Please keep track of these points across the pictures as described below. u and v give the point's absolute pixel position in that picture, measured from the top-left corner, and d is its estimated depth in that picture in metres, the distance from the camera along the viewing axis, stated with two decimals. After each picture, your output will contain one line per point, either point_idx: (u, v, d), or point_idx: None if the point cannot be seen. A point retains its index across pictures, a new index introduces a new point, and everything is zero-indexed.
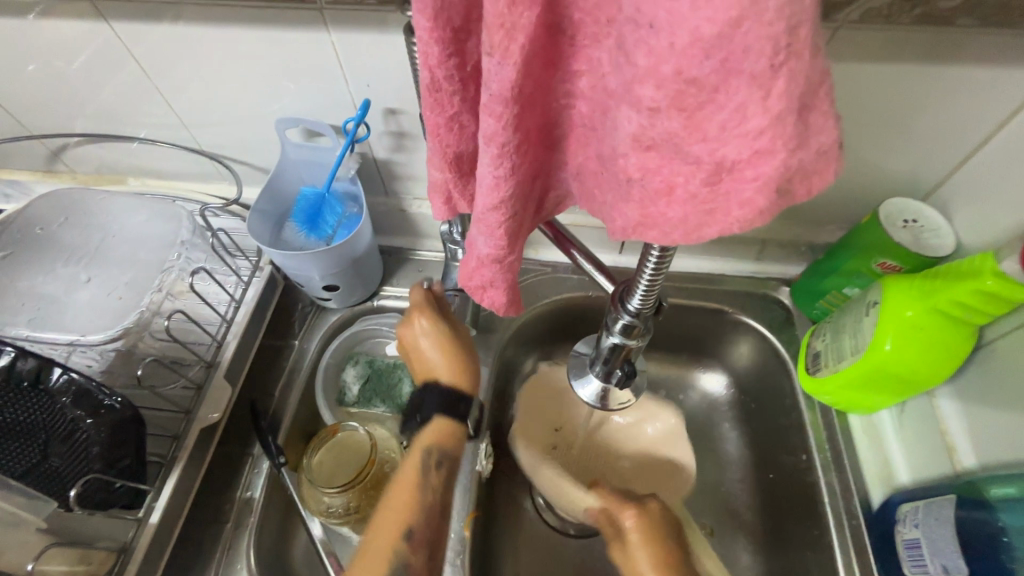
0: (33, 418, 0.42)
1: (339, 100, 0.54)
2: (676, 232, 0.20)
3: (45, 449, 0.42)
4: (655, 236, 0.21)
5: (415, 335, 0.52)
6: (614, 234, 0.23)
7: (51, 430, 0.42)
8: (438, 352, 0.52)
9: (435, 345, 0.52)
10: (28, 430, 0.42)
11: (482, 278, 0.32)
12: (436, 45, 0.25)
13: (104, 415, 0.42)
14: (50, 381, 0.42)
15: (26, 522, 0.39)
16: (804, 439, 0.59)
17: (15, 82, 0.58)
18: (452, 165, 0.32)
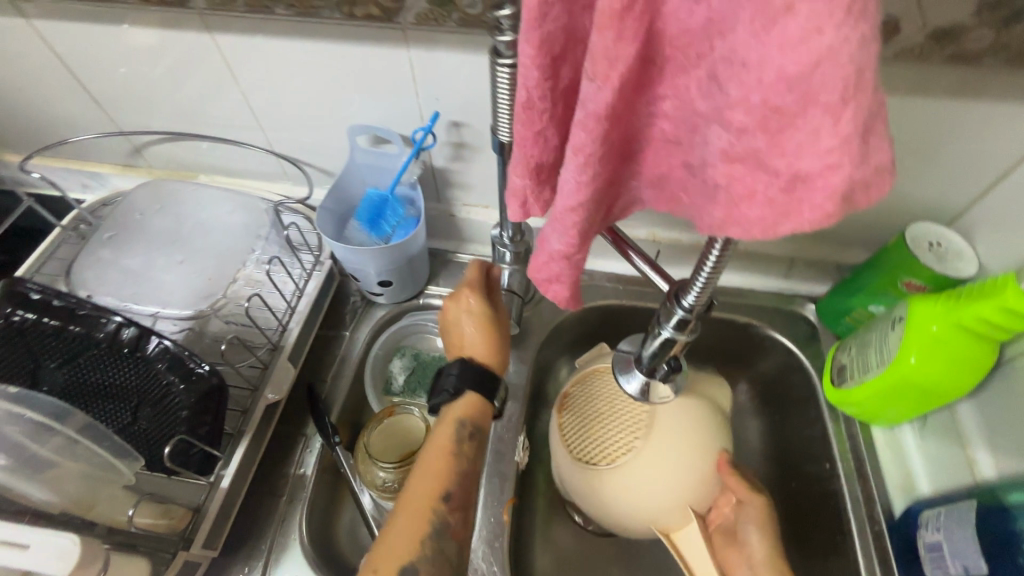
0: (128, 383, 0.47)
1: (408, 111, 0.59)
2: (756, 228, 0.24)
3: (136, 411, 0.47)
4: (737, 233, 0.25)
5: (461, 311, 0.56)
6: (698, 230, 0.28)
7: (144, 394, 0.47)
8: (477, 329, 0.55)
9: (476, 324, 0.55)
10: (124, 391, 0.47)
11: (550, 272, 0.37)
12: (536, 70, 0.30)
13: (194, 381, 0.47)
14: (148, 348, 0.47)
15: (121, 475, 0.44)
16: (828, 448, 0.62)
17: (116, 83, 0.64)
18: (531, 173, 0.36)
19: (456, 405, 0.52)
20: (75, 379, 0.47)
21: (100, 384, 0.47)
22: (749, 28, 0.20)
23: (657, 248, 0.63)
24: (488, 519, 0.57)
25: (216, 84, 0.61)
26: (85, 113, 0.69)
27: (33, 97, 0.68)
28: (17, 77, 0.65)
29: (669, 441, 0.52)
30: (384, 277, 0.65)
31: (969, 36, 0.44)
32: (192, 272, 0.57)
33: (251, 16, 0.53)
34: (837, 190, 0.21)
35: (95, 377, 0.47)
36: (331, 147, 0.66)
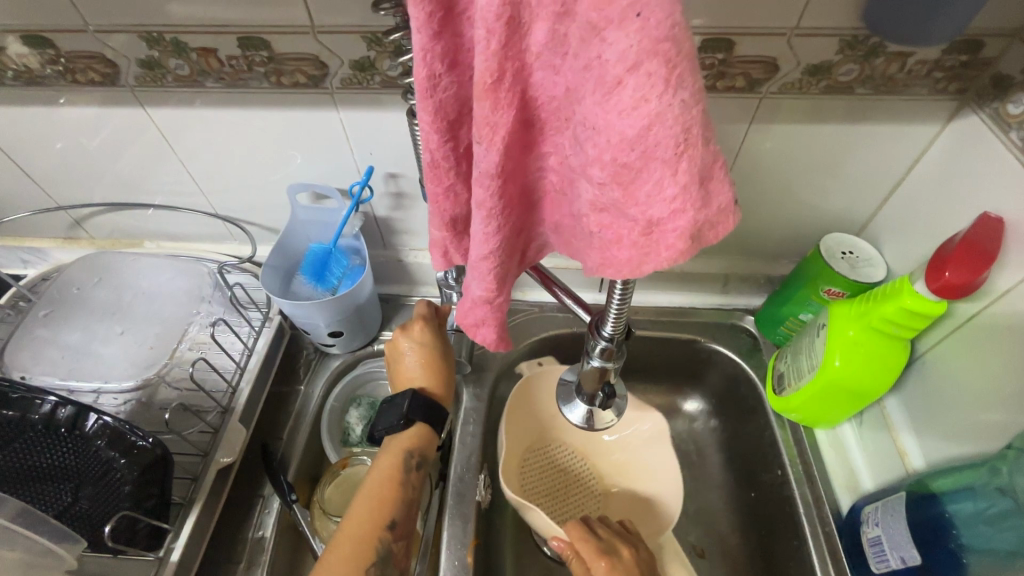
0: (68, 463, 0.46)
1: (346, 167, 0.61)
2: (626, 268, 0.26)
3: (76, 492, 0.46)
4: (613, 272, 0.27)
5: (406, 344, 0.59)
6: (584, 272, 0.30)
7: (85, 473, 0.46)
8: (420, 363, 0.57)
9: (421, 357, 0.58)
10: (63, 473, 0.46)
11: (476, 316, 0.38)
12: (436, 133, 0.33)
13: (134, 456, 0.46)
14: (86, 426, 0.46)
15: (61, 560, 0.43)
16: (778, 454, 0.64)
17: (51, 160, 0.64)
18: (447, 226, 0.39)
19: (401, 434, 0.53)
20: (11, 463, 0.46)
21: (39, 466, 0.46)
22: (593, 99, 0.23)
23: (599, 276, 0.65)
24: (452, 562, 0.57)
25: (152, 154, 0.62)
26: (22, 191, 0.69)
27: None
28: None
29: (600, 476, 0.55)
30: (334, 328, 0.66)
31: (839, 69, 0.49)
32: (133, 342, 0.57)
33: (181, 91, 0.54)
34: (685, 229, 0.23)
35: (33, 462, 0.46)
36: (272, 205, 0.67)
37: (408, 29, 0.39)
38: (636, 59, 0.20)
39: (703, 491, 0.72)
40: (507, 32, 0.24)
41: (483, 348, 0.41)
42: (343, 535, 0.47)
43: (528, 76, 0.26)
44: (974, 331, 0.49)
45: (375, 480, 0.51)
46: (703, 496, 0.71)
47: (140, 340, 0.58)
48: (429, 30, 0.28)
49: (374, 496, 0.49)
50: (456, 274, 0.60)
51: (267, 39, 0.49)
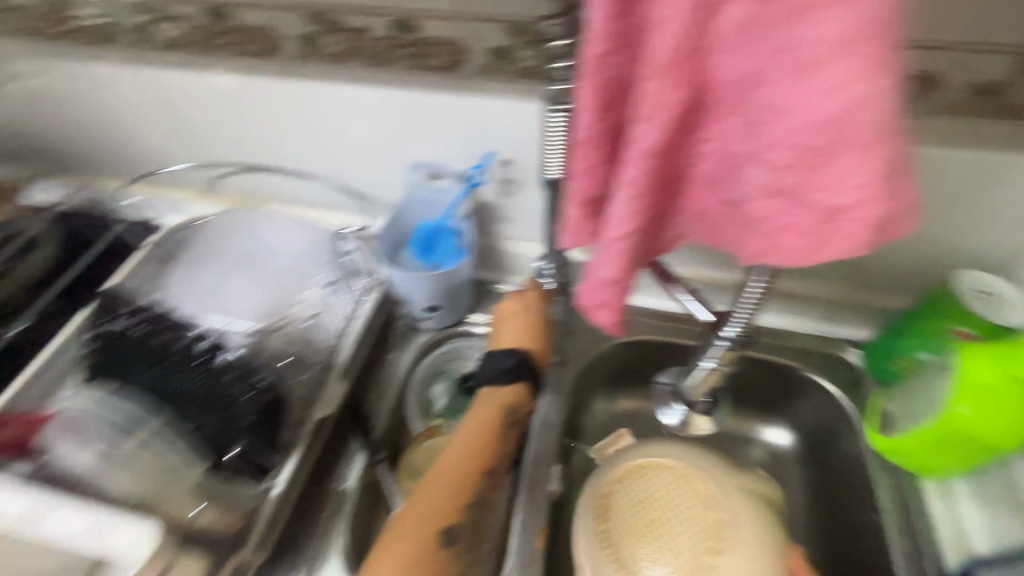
0: (199, 392, 0.51)
1: (463, 152, 0.64)
2: (799, 253, 0.31)
3: (200, 418, 0.50)
4: (779, 259, 0.32)
5: (508, 309, 0.64)
6: (744, 259, 0.34)
7: (211, 403, 0.50)
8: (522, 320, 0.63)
9: (521, 316, 0.63)
10: (193, 399, 0.51)
11: (600, 297, 0.38)
12: (592, 111, 0.34)
13: (258, 392, 0.51)
14: (216, 361, 0.51)
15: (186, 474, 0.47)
16: (874, 497, 0.60)
17: (204, 121, 0.72)
18: (587, 205, 0.39)
19: (502, 389, 0.60)
20: (155, 381, 0.51)
21: (172, 387, 0.51)
22: (789, 85, 0.27)
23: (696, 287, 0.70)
24: (521, 546, 0.57)
25: (291, 122, 0.67)
26: (175, 146, 0.77)
27: (134, 130, 0.77)
28: (123, 112, 0.75)
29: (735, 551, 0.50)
30: (429, 302, 0.69)
31: None
32: (256, 291, 0.63)
33: (332, 65, 0.59)
34: (866, 221, 0.28)
35: (173, 383, 0.51)
36: (388, 181, 0.71)
37: (565, 16, 0.40)
38: (845, 43, 0.25)
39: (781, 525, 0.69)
40: (700, 15, 0.27)
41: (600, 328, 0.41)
42: (442, 468, 0.53)
43: (708, 57, 0.28)
44: None
45: (475, 423, 0.57)
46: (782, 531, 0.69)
47: (263, 290, 0.63)
48: (611, 9, 0.30)
49: (474, 436, 0.56)
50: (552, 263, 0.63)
51: (418, 23, 0.53)
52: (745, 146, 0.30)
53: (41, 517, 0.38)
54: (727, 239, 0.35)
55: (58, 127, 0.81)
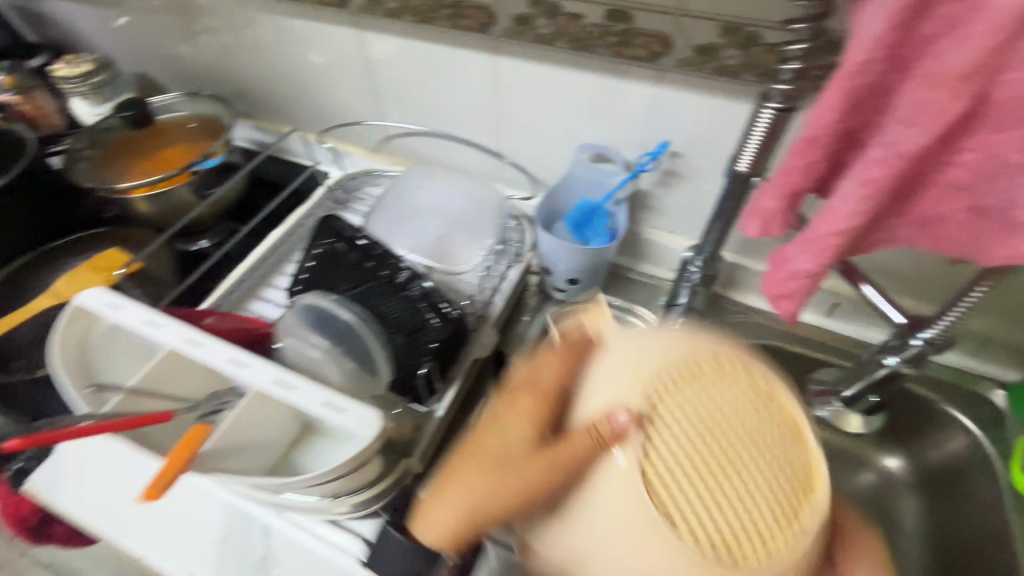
0: (397, 312, 0.58)
1: (636, 140, 0.68)
2: None
3: (394, 333, 0.57)
4: None
5: (509, 413, 0.35)
6: (991, 262, 0.37)
7: (406, 324, 0.58)
8: (513, 449, 0.33)
9: (514, 450, 0.33)
10: (388, 319, 0.58)
11: (788, 287, 0.43)
12: (834, 112, 0.35)
13: (448, 321, 0.58)
14: (416, 288, 0.59)
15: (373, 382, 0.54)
16: (1008, 540, 0.59)
17: (397, 83, 0.80)
18: (785, 199, 0.42)
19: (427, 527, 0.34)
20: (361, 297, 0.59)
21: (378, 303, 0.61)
22: None
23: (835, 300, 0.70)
24: None
25: (478, 94, 0.74)
26: (363, 105, 0.87)
27: (330, 85, 0.87)
28: (325, 68, 0.84)
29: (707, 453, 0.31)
30: (573, 275, 0.74)
31: None
32: (442, 237, 0.73)
33: (535, 46, 0.65)
34: None
35: (375, 302, 0.59)
36: (551, 158, 0.76)
37: (813, 21, 0.42)
38: None
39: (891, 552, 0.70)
40: (1011, 31, 0.28)
41: (777, 315, 0.46)
42: None
43: (1002, 73, 0.29)
44: None
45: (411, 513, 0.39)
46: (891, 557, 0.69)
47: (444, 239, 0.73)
48: (896, 16, 0.30)
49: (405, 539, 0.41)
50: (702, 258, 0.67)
51: (632, 14, 0.57)
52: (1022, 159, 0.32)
53: (297, 390, 0.47)
54: (957, 243, 0.38)
55: (263, 75, 0.92)
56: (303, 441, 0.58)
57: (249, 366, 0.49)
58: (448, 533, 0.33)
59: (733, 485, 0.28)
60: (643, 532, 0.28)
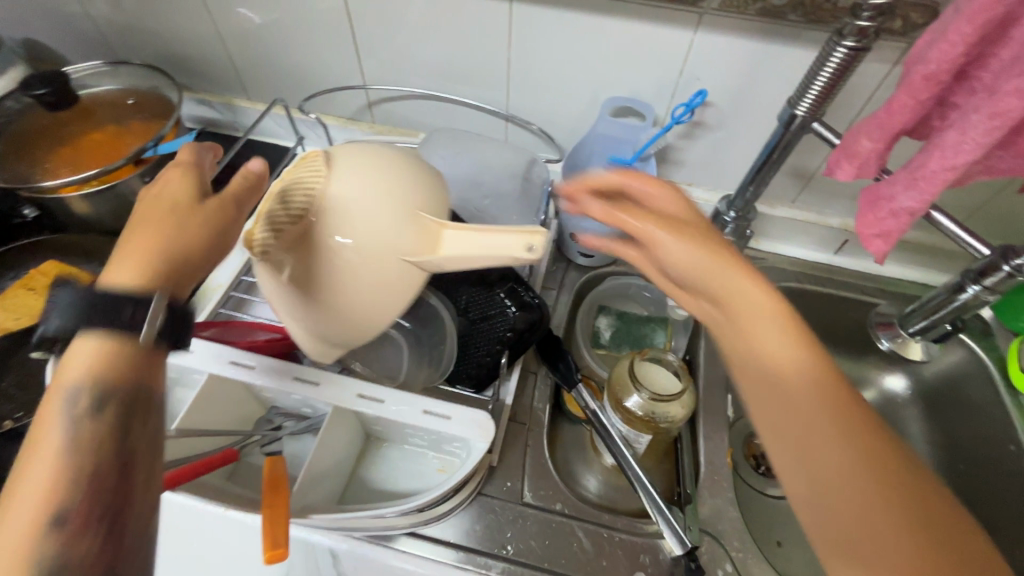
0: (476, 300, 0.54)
1: (666, 91, 0.65)
2: None
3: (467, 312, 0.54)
4: None
5: (162, 183, 0.39)
6: None
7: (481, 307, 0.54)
8: (168, 207, 0.37)
9: (172, 207, 0.38)
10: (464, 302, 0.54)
11: (884, 227, 0.45)
12: (961, 45, 0.36)
13: (528, 308, 0.53)
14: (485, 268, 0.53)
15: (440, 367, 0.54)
16: (1011, 430, 0.68)
17: (387, 40, 0.70)
18: (885, 138, 0.43)
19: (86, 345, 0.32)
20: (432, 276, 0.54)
21: (447, 274, 0.56)
22: None
23: (845, 237, 0.76)
24: (711, 461, 0.63)
25: (488, 47, 0.67)
26: (342, 67, 0.76)
27: (297, 43, 0.74)
28: (290, 22, 0.72)
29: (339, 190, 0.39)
30: None
31: None
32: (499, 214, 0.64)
33: None
34: None
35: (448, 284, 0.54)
36: (571, 116, 0.72)
37: None
38: None
39: None
40: None
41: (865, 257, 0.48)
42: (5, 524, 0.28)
43: None
44: None
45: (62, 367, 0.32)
46: None
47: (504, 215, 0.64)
48: None
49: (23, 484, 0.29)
50: (735, 208, 0.67)
51: None
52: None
53: (384, 403, 0.42)
54: None
55: (204, 36, 0.77)
56: (370, 454, 0.51)
57: (319, 382, 0.43)
58: (100, 346, 0.32)
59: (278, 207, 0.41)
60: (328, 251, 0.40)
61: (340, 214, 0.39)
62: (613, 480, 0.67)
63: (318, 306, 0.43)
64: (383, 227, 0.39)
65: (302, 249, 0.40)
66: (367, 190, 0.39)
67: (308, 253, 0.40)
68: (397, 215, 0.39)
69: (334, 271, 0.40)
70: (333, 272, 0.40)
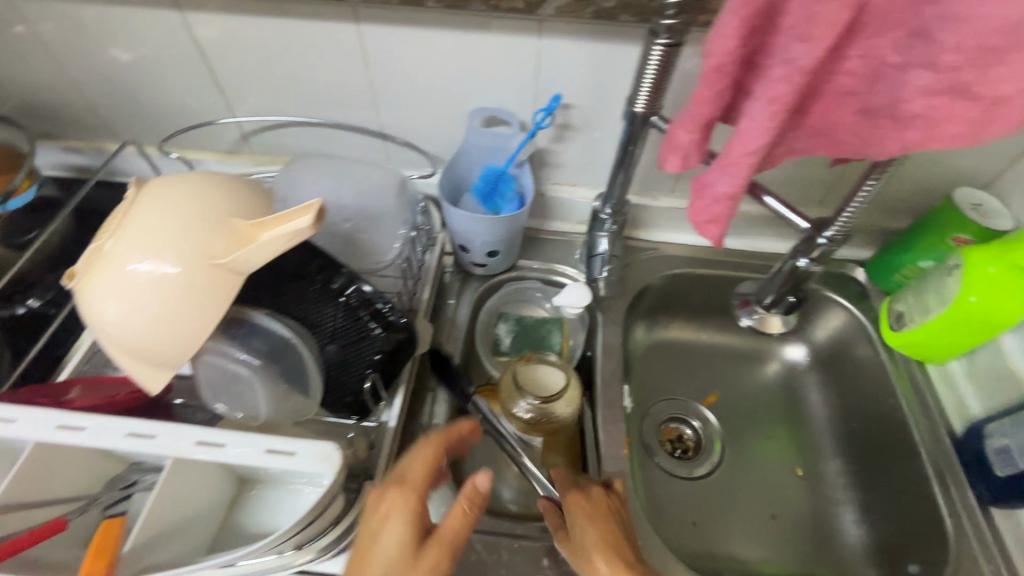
0: (336, 325, 0.52)
1: (526, 97, 0.67)
2: (965, 135, 0.36)
3: (326, 340, 0.51)
4: (943, 145, 0.37)
5: (391, 513, 0.46)
6: (890, 154, 0.40)
7: (344, 333, 0.52)
8: (396, 568, 0.44)
9: (391, 556, 0.44)
10: (326, 325, 0.51)
11: (712, 213, 0.46)
12: (735, 38, 0.38)
13: (394, 330, 0.54)
14: (340, 286, 0.51)
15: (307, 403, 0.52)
16: (890, 385, 0.72)
17: (246, 71, 0.69)
18: (699, 128, 0.45)
19: None
20: (283, 308, 0.50)
21: (294, 301, 0.50)
22: None
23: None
24: (610, 453, 0.64)
25: (347, 70, 0.67)
26: (208, 101, 0.74)
27: (156, 82, 0.72)
28: (145, 62, 0.69)
29: (153, 210, 0.46)
30: (491, 248, 0.73)
31: None
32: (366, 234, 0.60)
33: (401, 10, 0.60)
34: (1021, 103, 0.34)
35: (305, 311, 0.51)
36: (443, 130, 0.72)
37: None
38: None
39: (802, 423, 0.82)
40: None
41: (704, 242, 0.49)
42: None
43: None
44: None
45: None
46: (805, 428, 0.82)
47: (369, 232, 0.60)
48: None
49: None
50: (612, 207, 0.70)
51: None
52: (903, 57, 0.35)
53: (225, 447, 0.40)
54: (853, 145, 0.41)
55: (54, 81, 0.73)
56: (245, 497, 0.50)
57: (155, 435, 0.40)
58: None
59: (104, 240, 0.47)
60: (152, 268, 0.45)
61: (153, 229, 0.45)
62: (524, 485, 0.67)
63: (132, 326, 0.45)
64: (203, 231, 0.45)
65: (125, 273, 0.45)
66: (180, 209, 0.46)
67: (131, 274, 0.45)
68: (205, 222, 0.46)
69: (147, 284, 0.45)
70: (156, 288, 0.45)
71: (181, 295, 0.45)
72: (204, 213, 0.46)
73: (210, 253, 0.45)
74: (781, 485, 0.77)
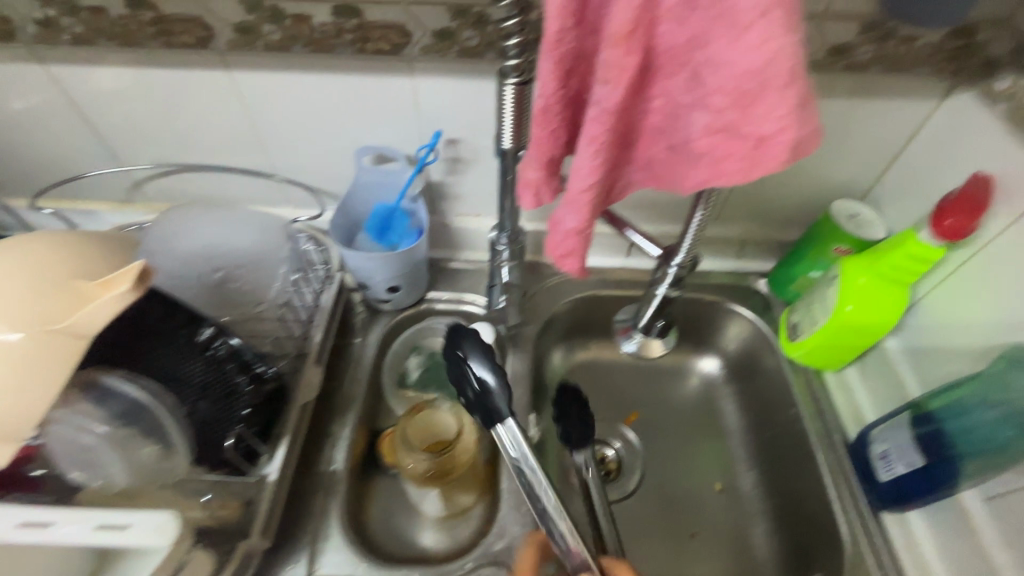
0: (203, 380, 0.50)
1: (411, 134, 0.67)
2: (739, 175, 0.37)
3: (194, 399, 0.50)
4: (726, 182, 0.38)
5: None
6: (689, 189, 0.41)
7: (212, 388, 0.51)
8: None
9: None
10: (189, 383, 0.49)
11: (567, 247, 0.46)
12: (552, 82, 0.39)
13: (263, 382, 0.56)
14: (199, 337, 0.50)
15: (174, 466, 0.50)
16: (792, 395, 0.74)
17: (124, 121, 0.67)
18: (544, 166, 0.46)
19: None
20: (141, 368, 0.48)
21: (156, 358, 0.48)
22: (723, 44, 0.33)
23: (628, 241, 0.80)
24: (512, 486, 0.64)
25: (226, 115, 0.66)
26: (91, 152, 0.72)
27: (32, 136, 0.70)
28: (16, 117, 0.67)
29: None
30: (391, 283, 0.72)
31: (857, 50, 0.57)
32: (249, 279, 0.59)
33: (270, 56, 0.60)
34: (787, 144, 0.35)
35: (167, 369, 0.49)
36: (335, 169, 0.72)
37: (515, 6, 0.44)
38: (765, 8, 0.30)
39: (719, 436, 0.82)
40: None
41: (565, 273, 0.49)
42: None
43: (655, 28, 0.34)
44: (965, 273, 0.60)
45: None
46: (721, 441, 0.82)
47: (253, 277, 0.60)
48: None
49: None
50: (506, 236, 0.67)
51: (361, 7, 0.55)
52: (689, 98, 0.37)
53: (53, 525, 0.38)
54: (669, 178, 0.42)
55: None
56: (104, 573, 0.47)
57: None
58: None
59: None
60: None
61: None
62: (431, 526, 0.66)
63: None
64: (39, 291, 0.42)
65: None
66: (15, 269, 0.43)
67: None
68: (44, 282, 0.43)
69: None
70: None
71: (16, 363, 0.41)
72: (45, 272, 0.43)
73: (47, 316, 0.42)
74: (701, 502, 0.77)
